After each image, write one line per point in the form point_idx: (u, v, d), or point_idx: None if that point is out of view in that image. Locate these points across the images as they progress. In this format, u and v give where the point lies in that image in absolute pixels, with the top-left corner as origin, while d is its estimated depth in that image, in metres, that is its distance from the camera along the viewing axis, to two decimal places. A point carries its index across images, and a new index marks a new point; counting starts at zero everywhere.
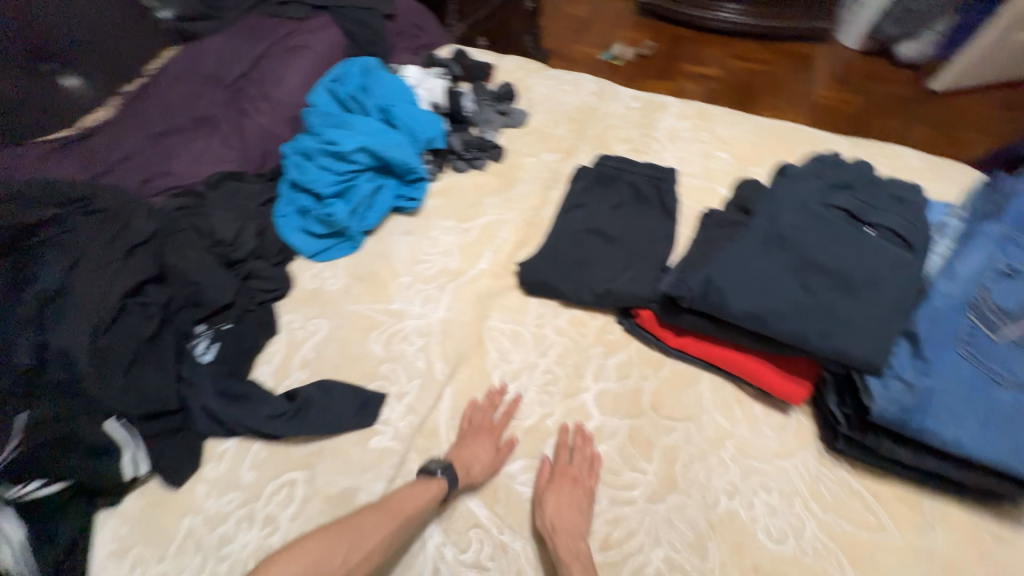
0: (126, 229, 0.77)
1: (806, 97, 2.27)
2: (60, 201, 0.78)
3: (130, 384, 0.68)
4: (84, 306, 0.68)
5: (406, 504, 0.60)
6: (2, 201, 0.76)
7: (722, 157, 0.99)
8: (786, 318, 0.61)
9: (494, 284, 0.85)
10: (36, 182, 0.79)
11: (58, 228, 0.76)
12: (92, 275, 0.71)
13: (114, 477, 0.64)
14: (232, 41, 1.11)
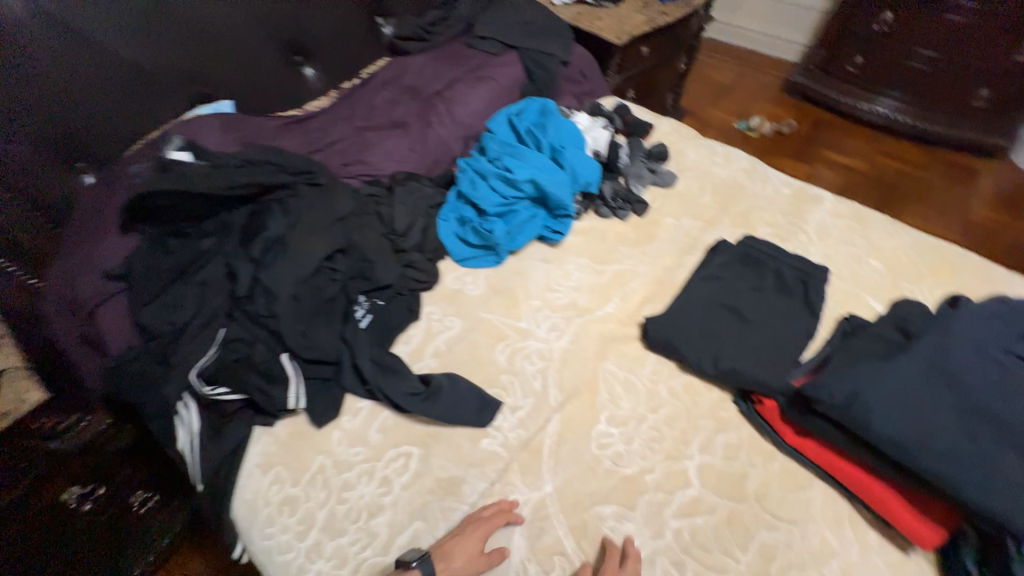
0: (333, 203, 0.91)
1: (960, 212, 2.08)
2: (292, 171, 0.94)
3: (306, 332, 0.82)
4: (295, 261, 0.83)
5: None
6: (256, 161, 0.92)
7: (873, 265, 0.96)
8: (939, 458, 0.60)
9: (616, 330, 0.89)
10: (276, 151, 0.97)
11: (287, 192, 0.92)
12: (306, 238, 0.86)
13: (279, 403, 0.77)
14: (434, 63, 1.29)
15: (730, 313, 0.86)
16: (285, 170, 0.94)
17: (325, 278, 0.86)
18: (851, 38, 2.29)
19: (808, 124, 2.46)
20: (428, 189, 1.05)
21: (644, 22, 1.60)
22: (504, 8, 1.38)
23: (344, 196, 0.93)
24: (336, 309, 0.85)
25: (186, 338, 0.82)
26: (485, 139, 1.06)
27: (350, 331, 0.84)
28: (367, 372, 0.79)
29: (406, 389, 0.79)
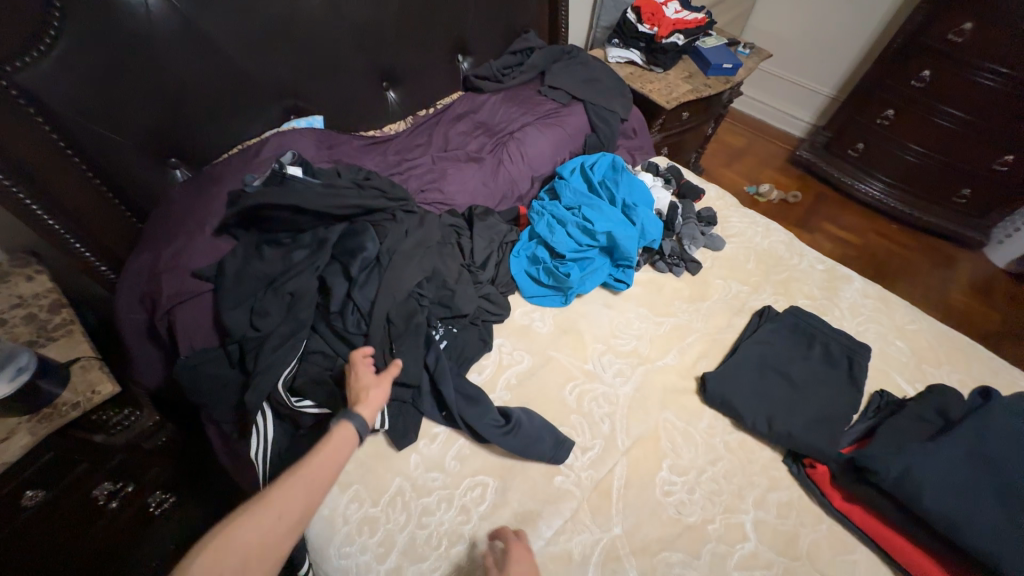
0: (424, 232, 0.97)
1: (940, 294, 2.28)
2: (388, 196, 1.00)
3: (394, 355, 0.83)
4: (389, 284, 0.88)
5: (329, 461, 0.61)
6: (358, 185, 0.98)
7: (899, 346, 1.07)
8: (984, 536, 0.68)
9: (675, 382, 0.96)
10: (371, 175, 1.02)
11: (382, 216, 0.97)
12: (400, 262, 0.90)
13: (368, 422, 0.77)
14: (508, 105, 1.36)
15: (780, 378, 0.94)
16: (384, 195, 1.00)
17: (413, 303, 0.89)
18: (853, 125, 2.48)
19: (811, 196, 2.66)
20: (503, 225, 1.10)
21: (690, 91, 1.71)
22: (574, 64, 1.48)
23: (433, 227, 0.99)
24: (419, 335, 0.86)
25: (265, 351, 0.80)
26: (561, 186, 1.15)
27: (431, 359, 0.85)
28: (451, 399, 0.81)
29: (487, 418, 0.81)
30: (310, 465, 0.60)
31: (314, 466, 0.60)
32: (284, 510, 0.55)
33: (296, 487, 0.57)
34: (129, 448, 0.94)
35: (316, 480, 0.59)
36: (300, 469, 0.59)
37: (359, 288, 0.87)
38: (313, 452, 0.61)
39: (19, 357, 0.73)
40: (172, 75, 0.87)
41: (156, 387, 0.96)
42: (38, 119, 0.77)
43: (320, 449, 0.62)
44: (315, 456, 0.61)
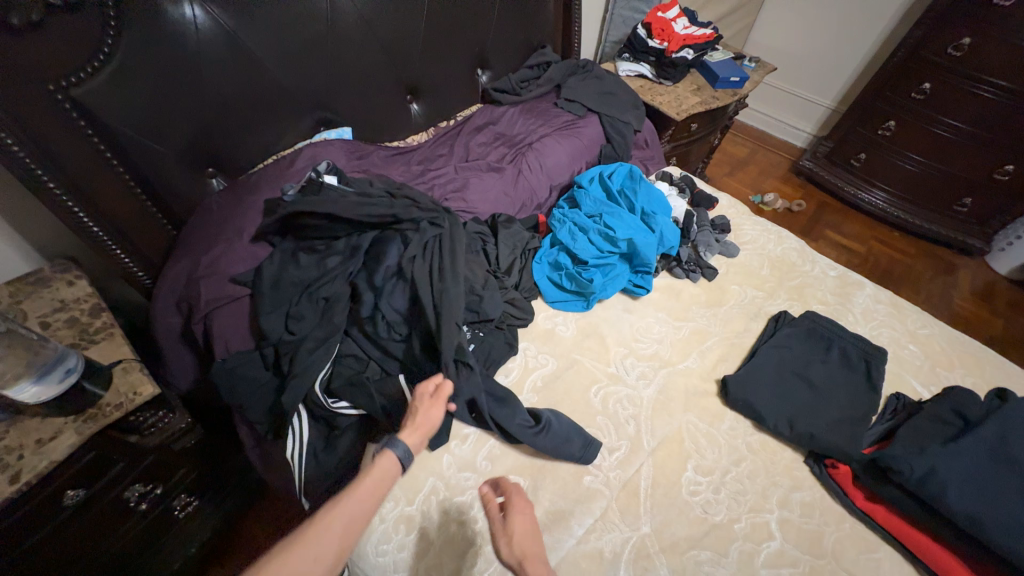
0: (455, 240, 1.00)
1: (944, 301, 2.31)
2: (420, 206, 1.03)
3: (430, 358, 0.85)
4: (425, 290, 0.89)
5: (369, 498, 0.58)
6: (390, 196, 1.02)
7: (913, 350, 1.09)
8: (1006, 532, 0.70)
9: (697, 384, 0.98)
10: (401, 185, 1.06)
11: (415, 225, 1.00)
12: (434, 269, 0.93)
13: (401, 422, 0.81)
14: (526, 116, 1.41)
15: (799, 381, 0.97)
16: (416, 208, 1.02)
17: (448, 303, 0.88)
18: (855, 136, 2.54)
19: (814, 205, 2.71)
20: (525, 233, 1.13)
21: (699, 103, 1.76)
22: (588, 77, 1.54)
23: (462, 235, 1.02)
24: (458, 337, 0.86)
25: (302, 354, 0.83)
26: (580, 194, 1.19)
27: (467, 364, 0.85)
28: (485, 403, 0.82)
29: (518, 421, 0.83)
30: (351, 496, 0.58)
31: (355, 499, 0.58)
32: (319, 550, 0.52)
33: (334, 524, 0.54)
34: (160, 449, 0.95)
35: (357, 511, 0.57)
36: (337, 504, 0.56)
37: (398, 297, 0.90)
38: (354, 486, 0.59)
39: (68, 358, 0.75)
40: (213, 89, 0.91)
41: (187, 390, 0.98)
42: (86, 131, 0.80)
43: (359, 484, 0.60)
44: (357, 489, 0.59)
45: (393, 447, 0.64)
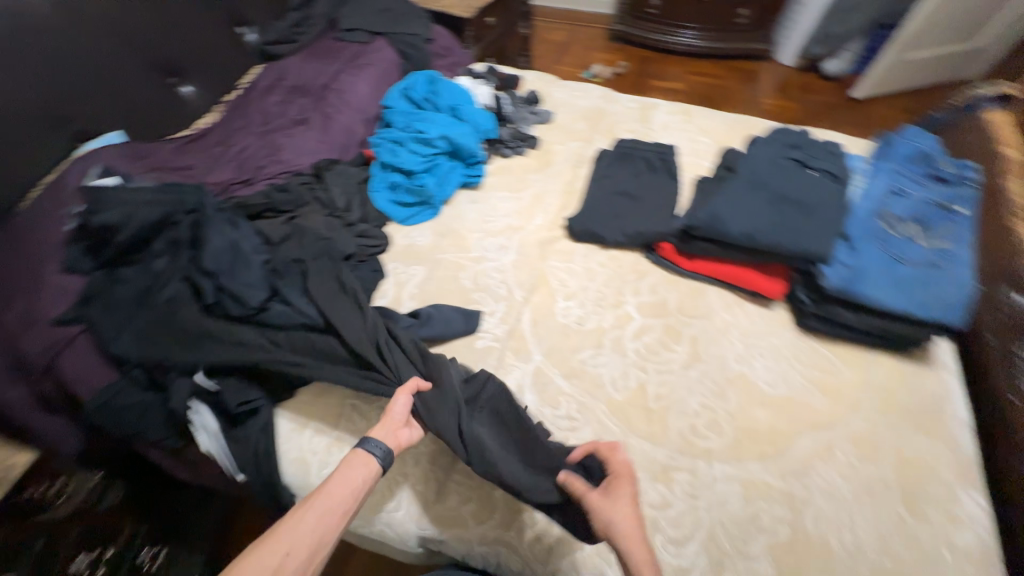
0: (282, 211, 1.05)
1: (755, 104, 2.66)
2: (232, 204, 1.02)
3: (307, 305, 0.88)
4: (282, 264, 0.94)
5: (343, 487, 0.65)
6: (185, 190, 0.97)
7: (704, 140, 1.29)
8: (768, 234, 0.90)
9: (547, 235, 1.12)
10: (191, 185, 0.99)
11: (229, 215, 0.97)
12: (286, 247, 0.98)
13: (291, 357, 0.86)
14: (312, 61, 1.36)
15: (623, 196, 1.13)
16: (246, 208, 1.02)
17: (340, 309, 0.87)
18: None
19: (636, 62, 2.91)
20: (353, 169, 1.18)
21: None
22: (360, 2, 1.50)
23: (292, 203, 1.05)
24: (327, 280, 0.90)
25: (171, 356, 0.83)
26: (389, 114, 1.24)
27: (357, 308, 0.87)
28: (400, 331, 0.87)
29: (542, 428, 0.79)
30: (337, 493, 0.64)
31: (327, 499, 0.63)
32: (292, 547, 0.59)
33: (305, 523, 0.61)
34: (79, 517, 0.88)
35: (340, 507, 0.63)
36: (316, 500, 0.63)
37: (272, 279, 0.91)
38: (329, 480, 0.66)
39: None
40: None
41: (81, 452, 0.94)
42: None
43: (332, 479, 0.66)
44: (332, 483, 0.65)
45: (378, 449, 0.70)
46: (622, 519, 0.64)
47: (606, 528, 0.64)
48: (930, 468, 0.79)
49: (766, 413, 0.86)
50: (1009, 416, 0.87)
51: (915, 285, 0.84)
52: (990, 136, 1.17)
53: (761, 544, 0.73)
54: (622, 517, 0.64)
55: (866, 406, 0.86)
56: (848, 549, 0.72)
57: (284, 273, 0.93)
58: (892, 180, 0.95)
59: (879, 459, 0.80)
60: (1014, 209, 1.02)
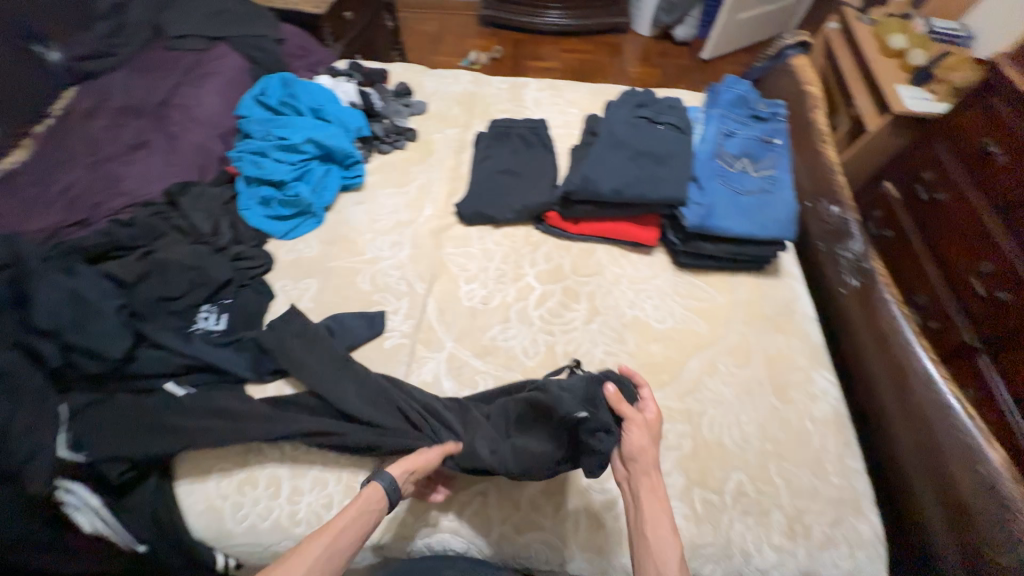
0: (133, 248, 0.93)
1: (623, 74, 2.85)
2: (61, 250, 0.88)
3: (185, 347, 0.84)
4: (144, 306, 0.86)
5: (349, 524, 0.62)
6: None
7: (574, 111, 1.37)
8: (634, 188, 1.00)
9: (440, 223, 1.12)
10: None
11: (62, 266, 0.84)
12: (145, 287, 0.88)
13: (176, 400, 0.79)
14: (141, 76, 1.21)
15: (506, 174, 1.17)
16: (82, 252, 0.89)
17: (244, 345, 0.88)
18: None
19: (510, 45, 2.98)
20: (213, 189, 1.07)
21: None
22: (188, 6, 1.35)
23: (144, 238, 0.94)
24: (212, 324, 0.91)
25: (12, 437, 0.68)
26: (244, 124, 1.15)
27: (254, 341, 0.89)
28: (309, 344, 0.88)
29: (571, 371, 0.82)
30: (336, 524, 0.61)
31: (333, 535, 0.60)
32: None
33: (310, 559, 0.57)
34: None
35: (342, 533, 0.60)
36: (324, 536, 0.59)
37: (132, 324, 0.82)
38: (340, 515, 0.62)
39: None
40: None
41: None
42: None
43: (345, 514, 0.62)
44: (344, 517, 0.62)
45: (382, 476, 0.67)
46: (654, 445, 0.71)
47: (638, 450, 0.69)
48: (789, 359, 0.95)
49: (660, 347, 0.95)
50: (839, 304, 1.06)
51: (752, 211, 0.99)
52: (796, 78, 1.33)
53: (671, 459, 0.83)
54: (647, 446, 0.70)
55: (737, 320, 1.00)
56: (737, 443, 0.84)
57: (149, 316, 0.86)
58: (721, 123, 1.09)
59: (750, 362, 0.94)
60: (821, 137, 1.20)
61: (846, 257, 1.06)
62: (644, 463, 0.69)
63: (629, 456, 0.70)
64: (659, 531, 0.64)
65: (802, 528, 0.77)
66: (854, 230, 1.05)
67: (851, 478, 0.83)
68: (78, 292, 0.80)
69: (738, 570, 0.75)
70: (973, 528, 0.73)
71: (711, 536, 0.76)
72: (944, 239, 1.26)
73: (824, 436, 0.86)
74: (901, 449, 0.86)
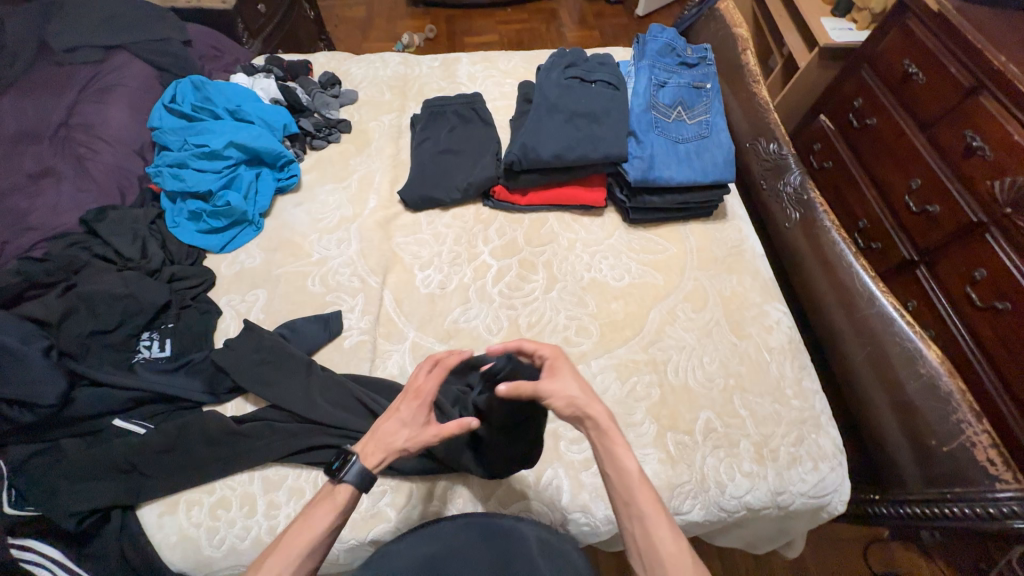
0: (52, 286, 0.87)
1: (562, 40, 2.80)
2: None
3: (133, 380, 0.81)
4: (80, 345, 0.82)
5: (314, 521, 0.59)
6: None
7: (510, 81, 1.33)
8: (573, 150, 0.99)
9: (386, 214, 1.09)
10: None
11: None
12: (73, 324, 0.83)
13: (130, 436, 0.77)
14: (32, 97, 1.10)
15: (447, 154, 1.13)
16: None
17: (193, 365, 0.84)
18: None
19: (443, 23, 2.87)
20: (134, 210, 1.00)
21: None
22: (73, 13, 1.22)
23: (64, 274, 0.88)
24: (153, 352, 0.86)
25: None
26: (157, 136, 1.07)
27: (206, 361, 0.85)
28: (265, 352, 0.84)
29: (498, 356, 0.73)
30: (299, 536, 0.58)
31: (299, 533, 0.58)
32: None
33: (279, 561, 0.56)
34: None
35: (313, 543, 0.58)
36: (292, 535, 0.58)
37: (63, 365, 0.78)
38: (309, 509, 0.61)
39: None
40: None
41: None
42: None
43: (314, 509, 0.61)
44: (312, 514, 0.60)
45: (349, 472, 0.62)
46: (577, 386, 0.66)
47: (567, 405, 0.64)
48: (744, 297, 0.98)
49: (620, 304, 0.97)
50: (787, 237, 1.09)
51: (691, 158, 1.01)
52: (725, 21, 1.33)
53: (642, 410, 0.85)
54: (576, 390, 0.65)
55: (690, 267, 1.02)
56: (702, 383, 0.87)
57: (82, 354, 0.82)
58: (652, 74, 1.08)
59: (707, 305, 0.96)
60: (752, 78, 1.22)
61: (787, 191, 1.09)
62: (578, 403, 0.64)
63: (566, 414, 0.64)
64: (618, 461, 0.61)
65: (770, 452, 0.82)
66: (792, 163, 1.09)
67: (810, 398, 0.87)
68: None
69: (715, 501, 0.79)
70: (920, 423, 0.79)
71: (687, 475, 0.79)
72: (877, 162, 1.31)
73: (782, 363, 0.90)
74: (852, 363, 0.91)
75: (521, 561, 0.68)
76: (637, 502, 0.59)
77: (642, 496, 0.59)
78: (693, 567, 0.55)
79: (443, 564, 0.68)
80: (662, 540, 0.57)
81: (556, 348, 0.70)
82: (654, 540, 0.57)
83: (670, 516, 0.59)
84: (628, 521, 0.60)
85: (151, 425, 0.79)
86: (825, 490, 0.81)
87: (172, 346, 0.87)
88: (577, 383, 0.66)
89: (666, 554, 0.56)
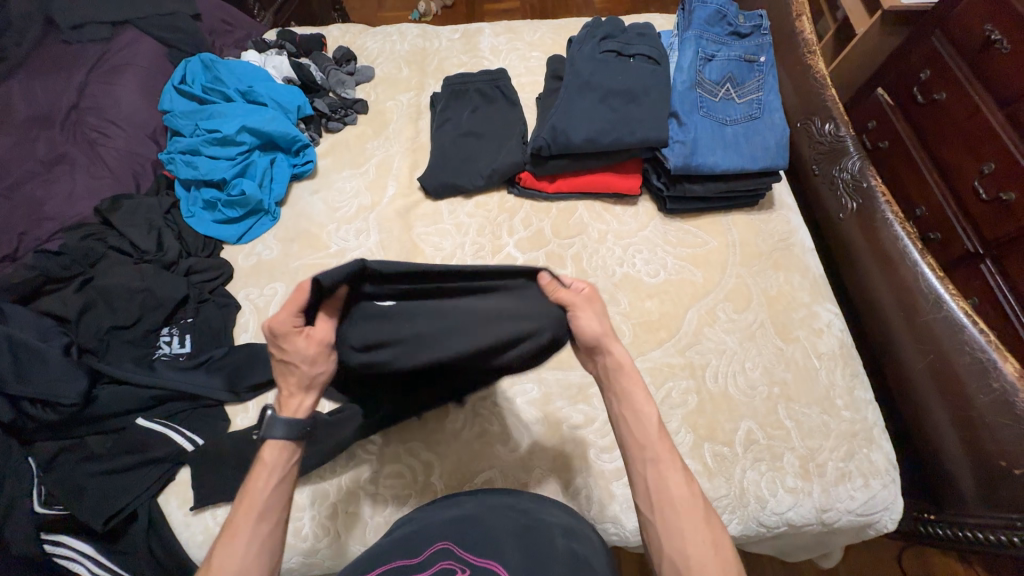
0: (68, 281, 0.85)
1: (589, 5, 2.60)
2: None
3: (155, 379, 0.79)
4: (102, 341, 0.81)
5: (257, 500, 0.55)
6: None
7: (536, 55, 1.23)
8: (607, 133, 0.91)
9: (406, 201, 1.03)
10: None
11: None
12: (93, 321, 0.82)
13: (152, 437, 0.75)
14: (41, 78, 1.06)
15: (469, 137, 1.06)
16: (14, 294, 0.81)
17: (212, 363, 0.82)
18: None
19: None
20: (149, 199, 0.97)
21: None
22: None
23: (80, 267, 0.86)
24: (173, 349, 0.85)
25: None
26: (169, 120, 1.03)
27: (226, 357, 0.83)
28: None
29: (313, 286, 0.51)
30: (244, 513, 0.54)
31: (247, 511, 0.54)
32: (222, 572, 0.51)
33: (234, 540, 0.52)
34: None
35: (257, 511, 0.54)
36: (239, 513, 0.54)
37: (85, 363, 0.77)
38: (246, 486, 0.56)
39: None
40: None
41: None
42: None
43: (251, 484, 0.55)
44: (250, 489, 0.55)
45: (275, 429, 0.56)
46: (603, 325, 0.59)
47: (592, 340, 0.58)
48: (791, 296, 0.90)
49: (655, 303, 0.90)
50: (839, 229, 0.99)
51: (739, 142, 0.92)
52: None
53: (677, 418, 0.80)
54: (599, 324, 0.59)
55: (730, 263, 0.94)
56: (744, 391, 0.81)
57: (102, 351, 0.81)
58: (699, 45, 0.97)
59: (751, 305, 0.89)
60: (807, 48, 1.09)
61: (843, 178, 0.99)
62: (599, 339, 0.58)
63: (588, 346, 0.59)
64: (637, 409, 0.57)
65: (817, 467, 0.76)
66: (850, 147, 0.98)
67: (862, 409, 0.81)
68: (16, 340, 0.73)
69: (755, 516, 0.74)
70: (988, 442, 0.72)
71: (726, 488, 0.75)
72: (941, 143, 1.17)
73: (832, 370, 0.83)
74: (910, 372, 0.83)
75: (540, 544, 0.60)
76: (653, 448, 0.56)
77: (659, 441, 0.56)
78: (704, 513, 0.53)
79: (465, 525, 0.63)
80: (679, 499, 0.53)
81: (593, 286, 0.60)
82: (667, 486, 0.54)
83: (685, 464, 0.56)
84: (639, 465, 0.56)
85: (200, 440, 0.77)
86: (875, 508, 0.75)
87: (193, 343, 0.85)
88: (611, 318, 0.60)
89: (680, 501, 0.53)
